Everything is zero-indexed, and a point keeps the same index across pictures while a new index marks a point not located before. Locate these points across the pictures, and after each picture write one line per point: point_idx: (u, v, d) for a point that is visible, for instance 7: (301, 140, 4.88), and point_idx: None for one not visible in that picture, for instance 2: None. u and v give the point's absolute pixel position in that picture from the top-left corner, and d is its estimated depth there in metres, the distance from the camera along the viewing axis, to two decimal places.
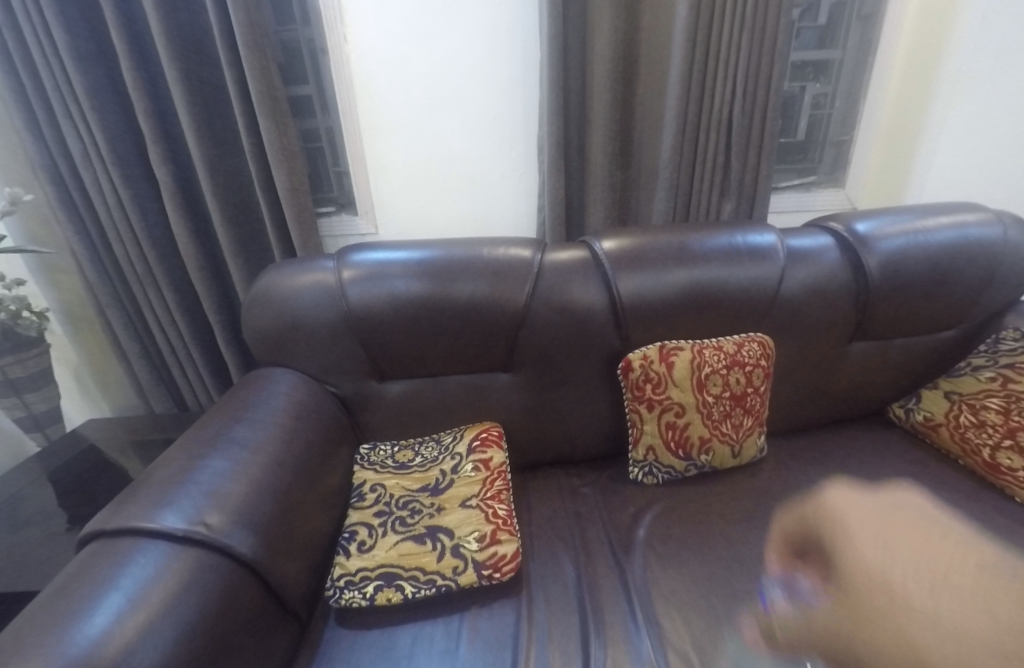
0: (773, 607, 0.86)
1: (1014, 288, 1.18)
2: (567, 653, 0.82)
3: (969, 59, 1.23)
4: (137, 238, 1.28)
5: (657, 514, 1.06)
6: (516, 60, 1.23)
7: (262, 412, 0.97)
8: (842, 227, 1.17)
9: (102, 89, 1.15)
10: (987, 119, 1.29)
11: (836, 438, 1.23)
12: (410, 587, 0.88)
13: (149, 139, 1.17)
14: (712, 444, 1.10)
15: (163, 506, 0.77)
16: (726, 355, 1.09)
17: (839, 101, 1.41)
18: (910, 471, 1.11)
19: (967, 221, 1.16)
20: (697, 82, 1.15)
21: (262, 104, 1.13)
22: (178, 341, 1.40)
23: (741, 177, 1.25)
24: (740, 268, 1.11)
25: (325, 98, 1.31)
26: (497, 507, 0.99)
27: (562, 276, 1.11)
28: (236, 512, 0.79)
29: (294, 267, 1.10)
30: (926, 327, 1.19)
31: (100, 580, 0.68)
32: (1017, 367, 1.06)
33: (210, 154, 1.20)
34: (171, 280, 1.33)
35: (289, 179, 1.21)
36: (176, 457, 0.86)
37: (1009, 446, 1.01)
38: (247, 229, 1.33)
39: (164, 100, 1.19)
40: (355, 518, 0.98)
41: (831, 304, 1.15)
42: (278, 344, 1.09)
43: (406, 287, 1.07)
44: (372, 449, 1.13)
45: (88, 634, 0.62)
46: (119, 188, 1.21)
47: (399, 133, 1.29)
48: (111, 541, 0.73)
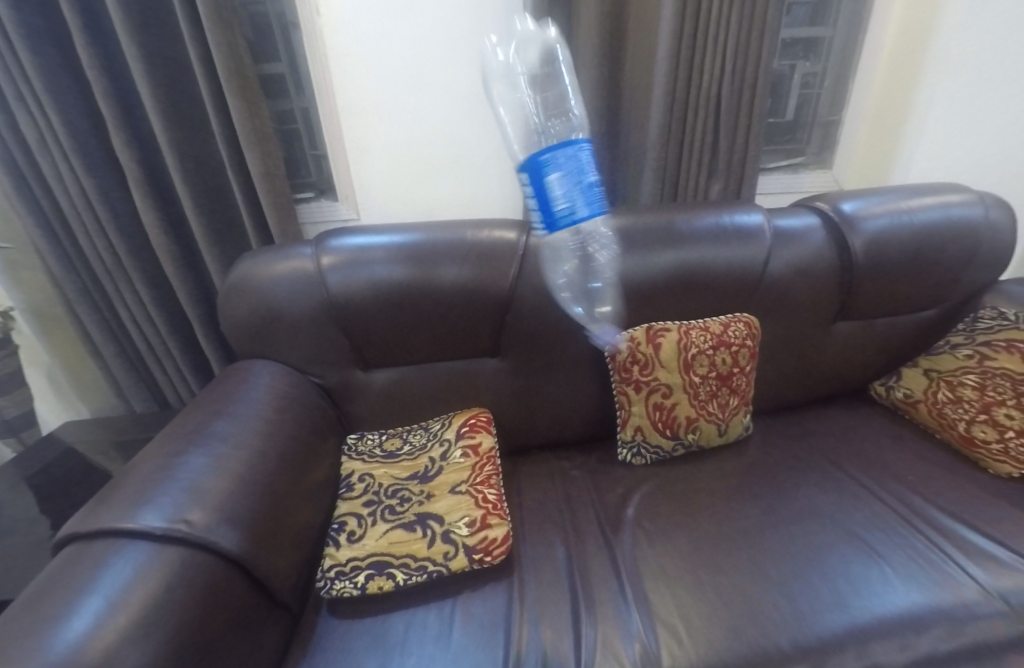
0: (757, 578, 0.88)
1: (993, 266, 1.20)
2: (558, 632, 0.84)
3: (964, 28, 1.21)
4: (104, 229, 1.21)
5: (646, 494, 1.07)
6: (499, 36, 1.18)
7: (242, 405, 0.95)
8: (828, 207, 1.18)
9: (56, 68, 1.07)
10: (979, 92, 1.28)
11: (819, 417, 1.26)
12: (401, 575, 0.88)
13: (111, 122, 1.10)
14: (699, 424, 1.11)
15: (142, 506, 0.75)
16: (712, 335, 1.10)
17: (828, 82, 1.41)
18: (890, 445, 1.14)
19: (949, 200, 1.17)
20: (686, 60, 1.12)
21: (231, 81, 1.07)
22: (155, 335, 1.35)
23: (729, 157, 1.24)
24: (726, 249, 1.10)
25: (299, 75, 1.25)
26: (486, 491, 0.99)
27: (549, 259, 1.09)
28: (218, 508, 0.77)
29: (271, 253, 1.07)
30: (907, 305, 1.20)
31: (78, 583, 0.66)
32: (993, 342, 1.08)
33: (177, 137, 1.14)
34: (144, 272, 1.27)
35: (263, 162, 1.15)
36: (154, 454, 0.84)
37: (984, 419, 1.04)
38: (222, 216, 1.28)
39: (123, 79, 1.12)
40: (343, 509, 0.98)
41: (815, 284, 1.16)
42: (257, 335, 1.06)
43: (388, 273, 1.04)
44: (360, 439, 1.12)
45: (67, 638, 0.61)
46: (82, 177, 1.15)
47: (378, 112, 1.23)
48: (88, 544, 0.71)
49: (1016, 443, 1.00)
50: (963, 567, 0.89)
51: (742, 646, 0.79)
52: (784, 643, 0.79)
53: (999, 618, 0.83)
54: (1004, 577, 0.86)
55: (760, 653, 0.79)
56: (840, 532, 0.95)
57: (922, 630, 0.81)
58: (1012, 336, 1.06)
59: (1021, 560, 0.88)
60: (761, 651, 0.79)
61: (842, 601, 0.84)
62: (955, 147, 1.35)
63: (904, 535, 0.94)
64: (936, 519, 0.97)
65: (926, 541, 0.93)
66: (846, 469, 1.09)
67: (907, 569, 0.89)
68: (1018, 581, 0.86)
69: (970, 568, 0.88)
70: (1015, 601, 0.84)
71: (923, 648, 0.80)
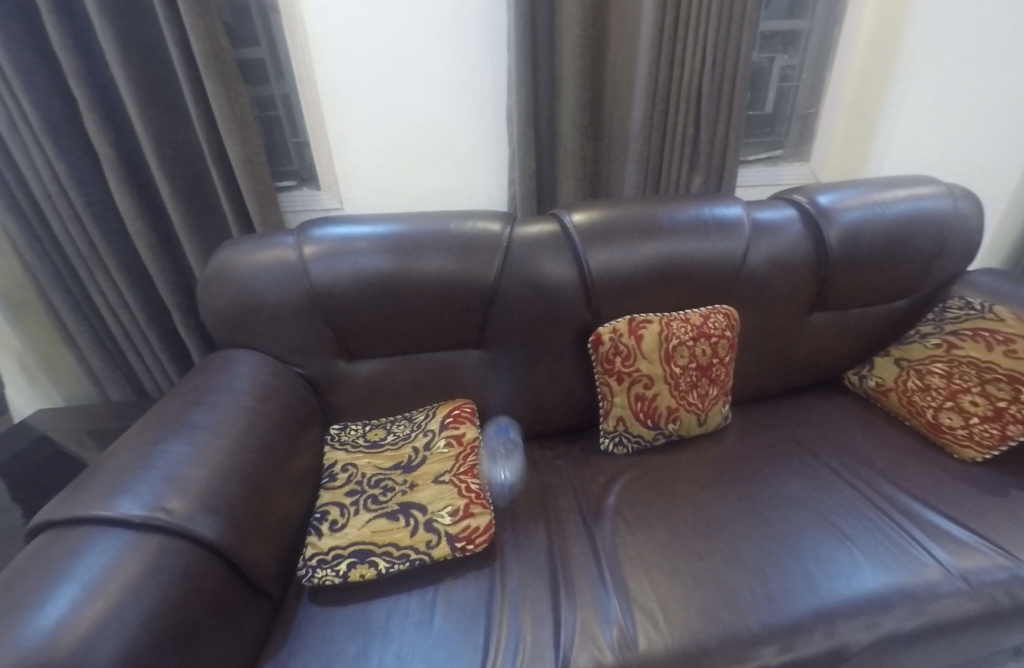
0: (731, 562, 0.91)
1: (960, 260, 1.24)
2: (538, 617, 0.85)
3: (934, 29, 1.26)
4: (78, 215, 1.19)
5: (626, 482, 1.09)
6: (483, 24, 1.18)
7: (222, 395, 0.94)
8: (805, 200, 1.20)
9: (25, 48, 1.04)
10: (946, 91, 1.34)
11: (795, 406, 1.29)
12: (383, 563, 0.88)
13: (83, 105, 1.07)
14: (678, 413, 1.13)
15: (119, 493, 0.74)
16: (693, 327, 1.12)
17: (805, 76, 1.43)
18: (861, 433, 1.17)
19: (921, 194, 1.20)
20: (667, 51, 1.13)
21: (208, 65, 1.05)
22: (132, 325, 1.33)
23: (711, 149, 1.26)
24: (707, 241, 1.12)
25: (280, 61, 1.23)
26: (469, 481, 1.00)
27: (533, 251, 1.10)
28: (198, 496, 0.77)
29: (252, 242, 1.06)
30: (880, 297, 1.24)
31: (54, 570, 0.66)
32: (960, 333, 1.12)
33: (153, 122, 1.11)
34: (120, 260, 1.25)
35: (243, 150, 1.14)
36: (133, 441, 0.83)
37: (951, 406, 1.08)
38: (200, 203, 1.26)
39: (96, 61, 1.09)
40: (326, 498, 0.98)
41: (793, 276, 1.18)
42: (238, 324, 1.05)
43: (371, 264, 1.04)
44: (343, 429, 1.12)
45: (41, 624, 0.61)
46: (53, 161, 1.12)
47: (360, 100, 1.22)
48: (64, 531, 0.71)
49: (980, 428, 1.04)
50: (927, 548, 0.92)
51: (716, 627, 0.82)
52: (755, 623, 0.82)
53: (958, 596, 0.86)
54: (965, 558, 0.90)
55: (732, 633, 0.81)
56: (812, 517, 0.98)
57: (886, 608, 0.85)
58: (978, 326, 1.10)
59: (981, 542, 0.92)
60: (733, 631, 0.81)
61: (811, 582, 0.87)
62: (924, 143, 1.41)
63: (872, 518, 0.98)
64: (903, 503, 1.00)
65: (893, 524, 0.97)
66: (819, 456, 1.12)
67: (874, 551, 0.92)
68: (978, 561, 0.89)
69: (934, 549, 0.92)
70: (974, 581, 0.88)
71: (887, 626, 0.84)
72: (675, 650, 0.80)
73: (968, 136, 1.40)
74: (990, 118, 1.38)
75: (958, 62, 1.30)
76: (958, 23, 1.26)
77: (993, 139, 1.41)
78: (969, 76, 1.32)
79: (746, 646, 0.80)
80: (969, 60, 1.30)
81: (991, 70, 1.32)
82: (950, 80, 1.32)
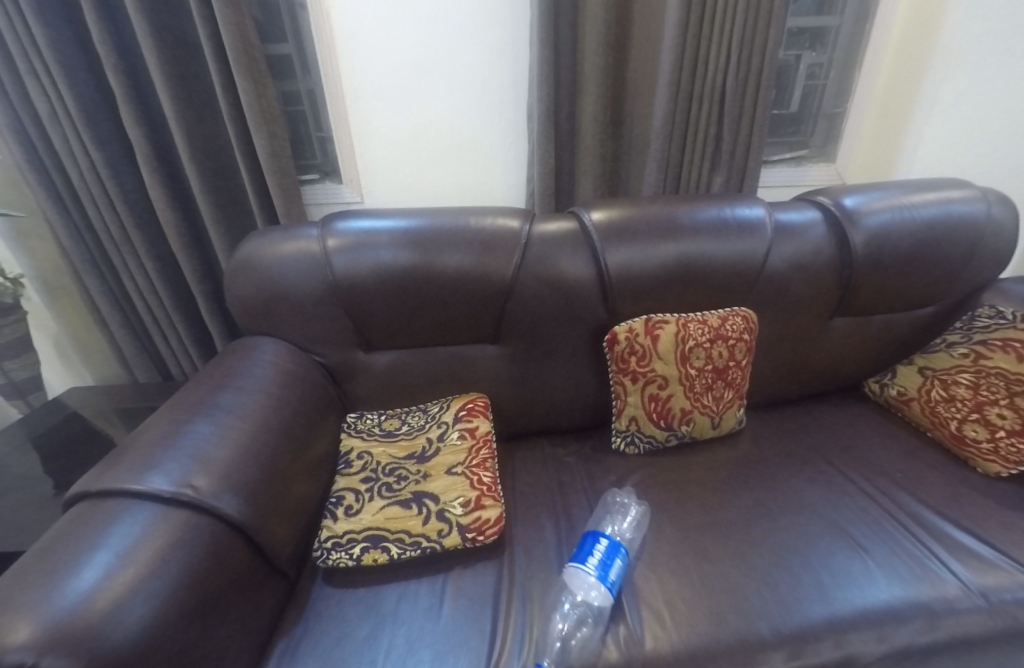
0: (742, 566, 0.90)
1: (992, 267, 1.20)
2: (545, 610, 0.86)
3: (970, 26, 1.22)
4: (113, 203, 1.24)
5: (637, 482, 1.09)
6: (506, 21, 1.18)
7: (247, 379, 0.97)
8: (831, 202, 1.18)
9: (66, 43, 1.09)
10: (982, 91, 1.29)
11: (813, 412, 1.27)
12: (396, 549, 0.90)
13: (120, 97, 1.12)
14: (693, 415, 1.12)
15: (149, 469, 0.77)
16: (710, 328, 1.11)
17: (834, 74, 1.39)
18: (881, 442, 1.15)
19: (953, 198, 1.16)
20: (691, 48, 1.12)
21: (239, 61, 1.08)
22: (160, 309, 1.38)
23: (733, 149, 1.24)
24: (728, 242, 1.11)
25: (306, 57, 1.26)
26: (481, 474, 1.01)
27: (551, 247, 1.10)
28: (222, 475, 0.80)
29: (278, 234, 1.09)
30: (906, 304, 1.21)
31: (89, 538, 0.69)
32: (989, 342, 1.09)
33: (185, 114, 1.15)
34: (150, 247, 1.30)
35: (269, 144, 1.17)
36: (162, 421, 0.87)
37: (977, 418, 1.05)
38: (228, 194, 1.30)
39: (133, 55, 1.13)
40: (341, 484, 1.00)
41: (815, 280, 1.16)
42: (262, 313, 1.08)
43: (392, 257, 1.06)
44: (359, 418, 1.14)
45: (78, 587, 0.64)
46: (91, 150, 1.16)
47: (383, 95, 1.24)
48: (98, 502, 0.74)
49: (1007, 442, 1.01)
50: (946, 563, 0.90)
51: (723, 630, 0.82)
52: (764, 630, 0.81)
53: (977, 613, 0.84)
54: (985, 575, 0.88)
55: (739, 637, 0.81)
56: (826, 525, 0.97)
57: (900, 621, 0.83)
58: (1008, 336, 1.06)
59: (1004, 559, 0.89)
60: (741, 635, 0.81)
61: (823, 591, 0.86)
62: (958, 146, 1.36)
63: (890, 530, 0.96)
64: (922, 515, 0.98)
65: (911, 537, 0.95)
66: (836, 463, 1.10)
67: (890, 563, 0.90)
68: (999, 579, 0.87)
69: (953, 564, 0.90)
70: (994, 598, 0.85)
71: (901, 639, 0.82)
72: (681, 651, 0.80)
73: (1005, 139, 1.35)
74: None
75: (996, 62, 1.26)
76: (995, 21, 1.22)
77: None
78: (1007, 76, 1.28)
79: (753, 652, 0.80)
80: (1007, 59, 1.26)
81: None
82: (987, 79, 1.28)
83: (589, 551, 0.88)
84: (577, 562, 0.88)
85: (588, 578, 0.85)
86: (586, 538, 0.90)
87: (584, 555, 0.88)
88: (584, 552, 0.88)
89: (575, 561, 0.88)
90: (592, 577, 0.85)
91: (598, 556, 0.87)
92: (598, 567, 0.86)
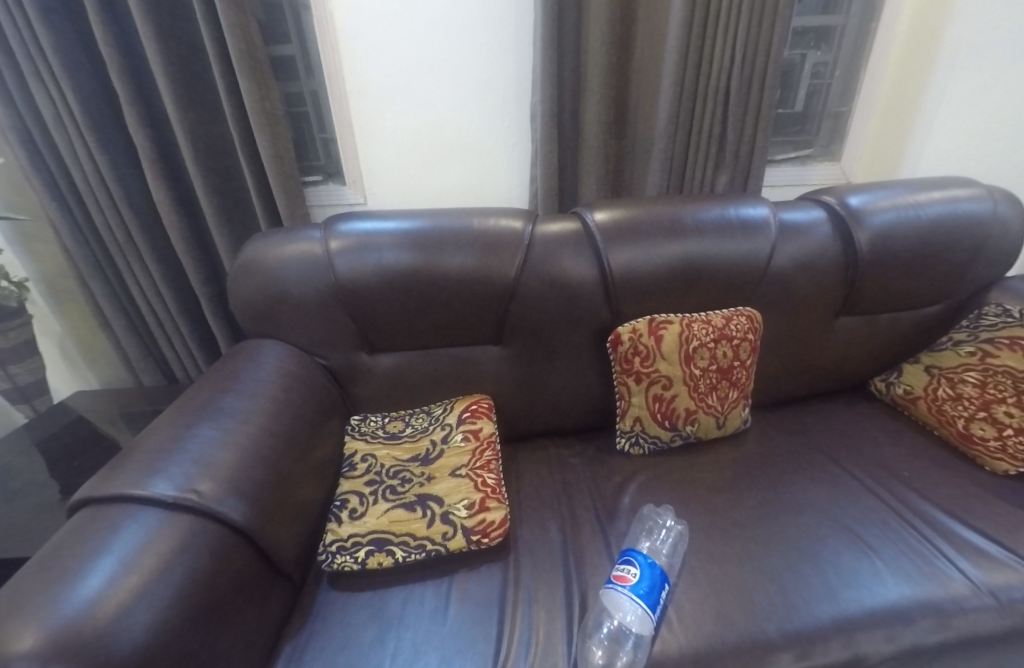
0: (748, 568, 0.90)
1: (999, 264, 1.19)
2: (551, 612, 0.86)
3: (975, 24, 1.22)
4: (117, 206, 1.24)
5: (642, 483, 1.09)
6: (509, 21, 1.18)
7: (250, 383, 0.97)
8: (835, 201, 1.17)
9: (70, 46, 1.09)
10: (990, 88, 1.28)
11: (818, 412, 1.26)
12: (400, 552, 0.90)
13: (124, 101, 1.12)
14: (697, 415, 1.12)
15: (153, 474, 0.77)
16: (714, 328, 1.10)
17: (839, 72, 1.38)
18: (887, 442, 1.14)
19: (958, 196, 1.16)
20: (695, 48, 1.11)
21: (242, 63, 1.08)
22: (164, 313, 1.38)
23: (737, 148, 1.24)
24: (732, 242, 1.10)
25: (309, 59, 1.26)
26: (486, 475, 1.01)
27: (554, 248, 1.10)
28: (226, 480, 0.80)
29: (281, 236, 1.09)
30: (911, 303, 1.20)
31: (93, 544, 0.69)
32: (996, 340, 1.08)
33: (189, 117, 1.15)
34: (154, 250, 1.30)
35: (273, 146, 1.17)
36: (166, 425, 0.87)
37: (983, 417, 1.04)
38: (231, 197, 1.30)
39: (136, 58, 1.13)
40: (345, 487, 1.00)
41: (820, 279, 1.15)
42: (266, 316, 1.08)
43: (394, 258, 1.06)
44: (363, 420, 1.14)
45: (82, 594, 0.64)
46: (95, 153, 1.17)
47: (387, 96, 1.24)
48: (102, 507, 0.74)
49: (1014, 441, 1.00)
50: (954, 562, 0.90)
51: (730, 631, 0.81)
52: (771, 630, 0.81)
53: (986, 613, 0.84)
54: (995, 574, 0.87)
55: (747, 637, 0.80)
56: (832, 525, 0.96)
57: (909, 621, 0.83)
58: (1015, 334, 1.06)
59: (1012, 557, 0.89)
60: (748, 636, 0.80)
61: (830, 591, 0.86)
62: (965, 143, 1.35)
63: (897, 529, 0.95)
64: (929, 514, 0.97)
65: (918, 536, 0.94)
66: (842, 463, 1.10)
67: (897, 562, 0.90)
68: (1008, 578, 0.87)
69: (961, 563, 0.89)
70: (1003, 597, 0.85)
71: (909, 639, 0.82)
72: (689, 652, 0.80)
73: (1011, 137, 1.34)
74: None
75: (1002, 59, 1.25)
76: (1001, 19, 1.21)
77: None
78: (1014, 73, 1.27)
79: (761, 653, 0.79)
80: (1014, 56, 1.25)
81: None
82: (993, 76, 1.27)
83: (657, 598, 0.82)
84: (644, 603, 0.81)
85: (647, 620, 0.80)
86: (657, 576, 0.83)
87: (653, 601, 0.81)
88: (653, 595, 0.82)
89: (643, 601, 0.80)
90: (652, 624, 0.80)
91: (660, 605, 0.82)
92: (658, 616, 0.82)
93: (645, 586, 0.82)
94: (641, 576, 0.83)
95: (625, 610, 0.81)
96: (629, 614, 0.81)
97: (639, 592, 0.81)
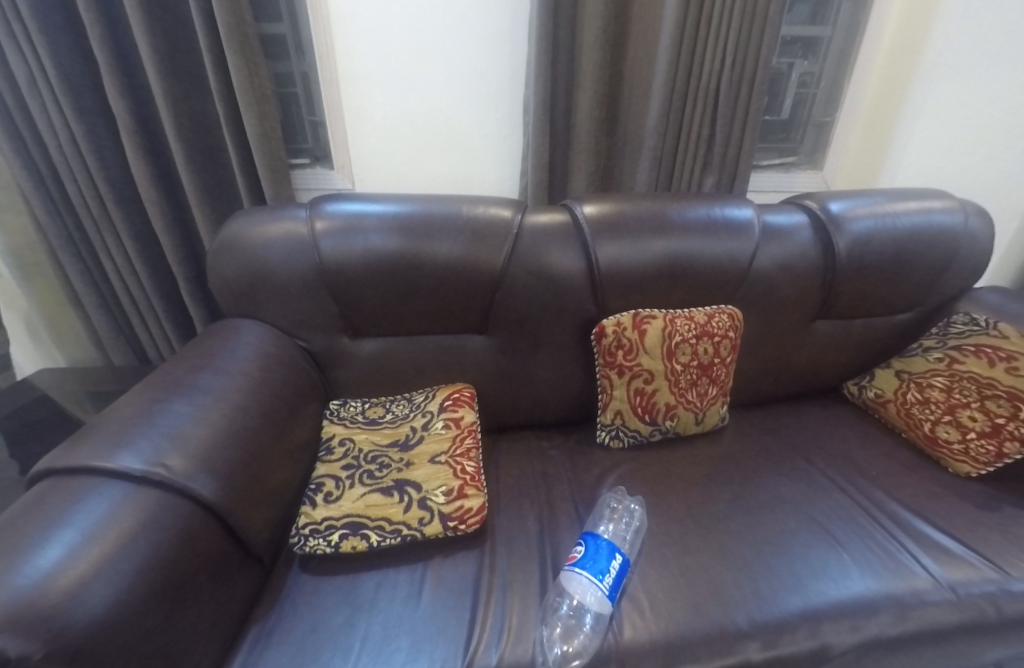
0: (721, 559, 0.91)
1: (968, 276, 1.24)
2: (525, 599, 0.85)
3: (953, 44, 1.27)
4: (92, 178, 1.20)
5: (621, 475, 1.09)
6: (505, 13, 1.18)
7: (226, 361, 0.95)
8: (817, 206, 1.20)
9: (50, 10, 1.05)
10: (964, 108, 1.34)
11: (793, 413, 1.29)
12: (375, 536, 0.89)
13: (104, 68, 1.08)
14: (677, 411, 1.13)
15: (121, 447, 0.75)
16: (696, 325, 1.12)
17: (824, 82, 1.42)
18: (857, 442, 1.17)
19: (932, 207, 1.20)
20: (687, 49, 1.13)
21: (230, 37, 1.05)
22: (138, 291, 1.34)
23: (724, 150, 1.27)
24: (716, 241, 1.12)
25: (301, 40, 1.24)
26: (465, 463, 1.00)
27: (542, 240, 1.10)
28: (197, 456, 0.77)
29: (264, 215, 1.07)
30: (885, 310, 1.24)
31: (53, 515, 0.66)
32: (963, 348, 1.12)
33: (172, 89, 1.12)
34: (130, 225, 1.26)
35: (259, 123, 1.15)
36: (136, 400, 0.84)
37: (949, 420, 1.09)
38: (214, 174, 1.27)
39: (120, 27, 1.10)
40: (322, 470, 0.98)
41: (800, 282, 1.18)
42: (246, 295, 1.05)
43: (381, 242, 1.04)
44: (343, 405, 1.12)
45: (39, 565, 0.61)
46: (71, 123, 1.13)
47: (379, 81, 1.23)
48: (65, 478, 0.71)
49: (976, 444, 1.04)
50: (917, 557, 0.92)
51: (700, 620, 0.82)
52: (741, 620, 0.82)
53: (945, 606, 0.86)
54: (954, 570, 0.90)
55: (717, 627, 0.81)
56: (804, 520, 0.98)
57: (872, 613, 0.85)
58: (980, 342, 1.10)
59: (971, 555, 0.92)
60: (717, 626, 0.82)
61: (798, 583, 0.87)
62: (938, 159, 1.41)
63: (864, 525, 0.98)
64: (895, 512, 1.00)
65: (884, 532, 0.97)
66: (814, 461, 1.12)
67: (863, 557, 0.92)
68: (967, 574, 0.90)
69: (923, 559, 0.92)
70: (961, 592, 0.88)
71: (872, 631, 0.84)
72: (659, 641, 0.80)
73: (982, 153, 1.40)
74: (1007, 136, 1.38)
75: (976, 79, 1.31)
76: (976, 41, 1.27)
77: (1008, 155, 1.41)
78: (986, 93, 1.33)
79: (730, 642, 0.80)
80: (987, 76, 1.31)
81: (1010, 87, 1.32)
82: (966, 95, 1.33)
83: (605, 567, 0.84)
84: (590, 573, 0.83)
85: (598, 592, 0.82)
86: (602, 547, 0.86)
87: (600, 570, 0.83)
88: (600, 565, 0.84)
89: (592, 574, 0.83)
90: (606, 598, 0.82)
91: (612, 575, 0.84)
92: (611, 587, 0.83)
93: (590, 560, 0.85)
94: (586, 550, 0.86)
95: (575, 586, 0.83)
96: (588, 595, 0.82)
97: (584, 564, 0.84)
